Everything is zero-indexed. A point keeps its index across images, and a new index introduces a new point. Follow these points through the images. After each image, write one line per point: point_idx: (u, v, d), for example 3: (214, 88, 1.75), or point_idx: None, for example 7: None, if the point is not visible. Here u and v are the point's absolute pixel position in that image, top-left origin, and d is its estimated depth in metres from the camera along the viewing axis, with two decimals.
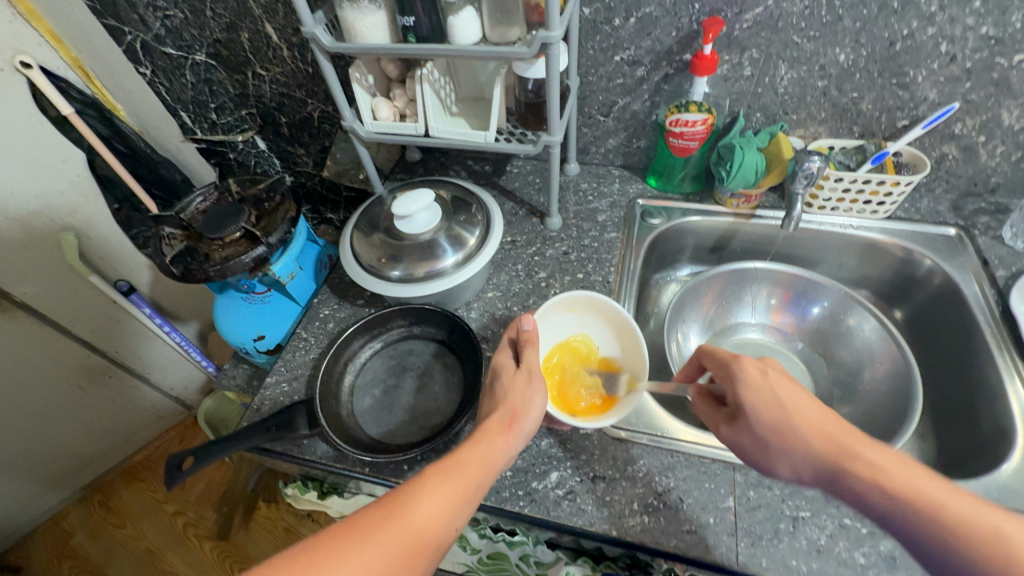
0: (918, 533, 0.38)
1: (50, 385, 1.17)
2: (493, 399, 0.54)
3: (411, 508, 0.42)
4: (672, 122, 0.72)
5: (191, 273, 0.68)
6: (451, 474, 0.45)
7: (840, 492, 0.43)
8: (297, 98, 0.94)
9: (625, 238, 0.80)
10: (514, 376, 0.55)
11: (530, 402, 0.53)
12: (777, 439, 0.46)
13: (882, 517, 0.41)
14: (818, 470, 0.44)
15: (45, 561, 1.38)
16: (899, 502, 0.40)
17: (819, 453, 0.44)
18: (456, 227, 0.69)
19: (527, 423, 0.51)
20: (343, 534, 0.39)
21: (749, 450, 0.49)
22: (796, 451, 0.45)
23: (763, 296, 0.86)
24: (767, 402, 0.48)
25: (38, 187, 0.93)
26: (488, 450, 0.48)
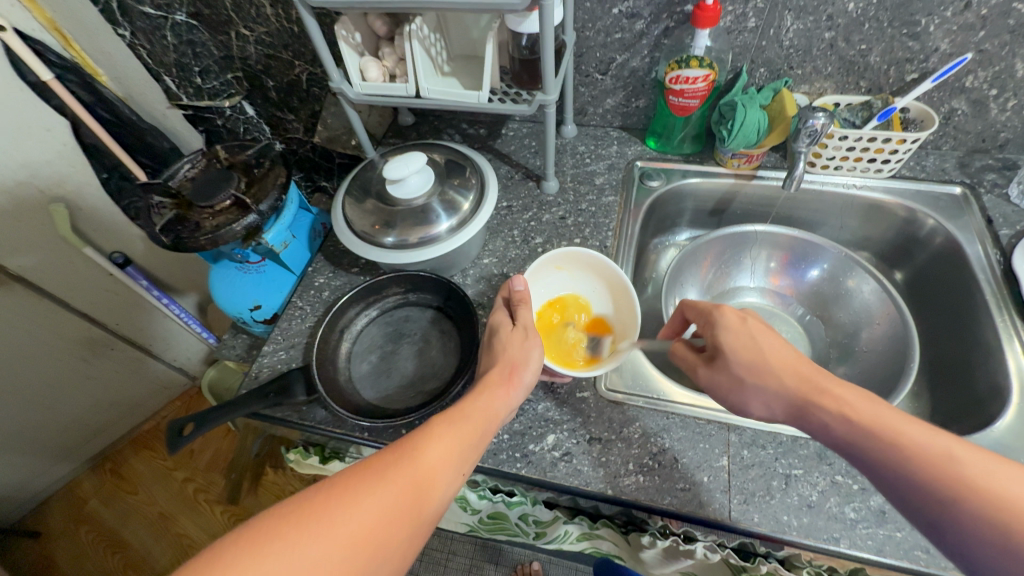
0: (877, 460, 0.40)
1: (53, 357, 1.18)
2: (491, 357, 0.55)
3: (422, 449, 0.42)
4: (672, 79, 0.69)
5: (182, 242, 0.67)
6: (458, 420, 0.46)
7: (808, 426, 0.45)
8: (284, 60, 0.90)
9: (623, 201, 0.79)
10: (511, 332, 0.56)
11: (529, 354, 0.54)
12: (753, 377, 0.48)
13: (845, 447, 0.43)
14: (789, 406, 0.47)
15: (62, 525, 1.43)
16: (861, 431, 0.41)
17: (790, 390, 0.46)
18: (449, 191, 0.67)
19: (527, 374, 0.53)
20: (359, 473, 0.39)
21: (723, 389, 0.51)
22: (769, 388, 0.47)
23: (762, 259, 0.85)
24: (744, 343, 0.50)
25: (22, 157, 0.91)
26: (489, 400, 0.49)
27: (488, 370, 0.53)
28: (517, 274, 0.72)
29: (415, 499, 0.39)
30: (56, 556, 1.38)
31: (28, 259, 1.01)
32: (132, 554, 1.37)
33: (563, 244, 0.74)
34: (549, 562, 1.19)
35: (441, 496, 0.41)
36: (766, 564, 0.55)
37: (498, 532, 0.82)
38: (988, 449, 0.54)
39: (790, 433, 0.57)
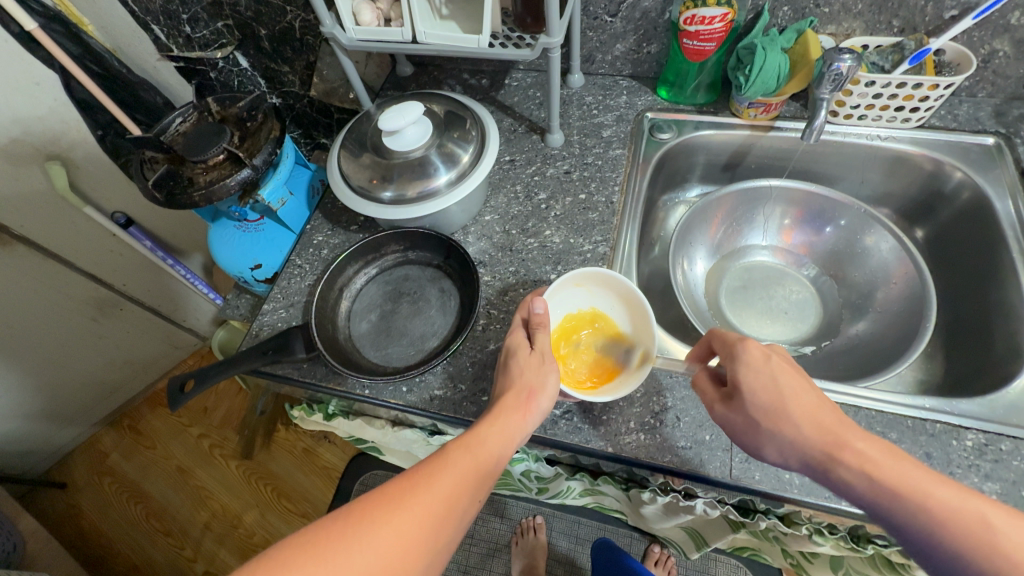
0: (907, 525, 0.38)
1: (63, 317, 1.19)
2: (506, 376, 0.51)
3: (436, 480, 0.41)
4: (687, 20, 0.64)
5: (176, 198, 0.65)
6: (474, 447, 0.43)
7: (828, 481, 0.42)
8: (275, 5, 0.85)
9: (632, 155, 0.75)
10: (528, 357, 0.51)
11: (546, 380, 0.50)
12: (770, 425, 0.44)
13: (871, 508, 0.40)
14: (809, 459, 0.43)
15: (86, 477, 1.49)
16: (891, 496, 0.39)
17: (812, 443, 0.42)
18: (448, 143, 0.64)
19: (544, 400, 0.49)
20: (372, 503, 0.38)
21: (738, 429, 0.47)
22: (787, 436, 0.43)
23: (775, 217, 0.81)
24: (763, 388, 0.45)
25: (13, 112, 0.89)
26: (506, 425, 0.46)
27: (502, 393, 0.49)
28: (519, 231, 0.70)
29: (430, 533, 0.38)
30: (82, 505, 1.45)
31: (29, 219, 1.01)
32: (153, 505, 1.43)
33: (568, 201, 0.71)
34: (551, 515, 1.22)
35: (456, 527, 0.40)
36: (765, 520, 0.56)
37: (501, 487, 0.84)
38: (1003, 410, 0.52)
39: None
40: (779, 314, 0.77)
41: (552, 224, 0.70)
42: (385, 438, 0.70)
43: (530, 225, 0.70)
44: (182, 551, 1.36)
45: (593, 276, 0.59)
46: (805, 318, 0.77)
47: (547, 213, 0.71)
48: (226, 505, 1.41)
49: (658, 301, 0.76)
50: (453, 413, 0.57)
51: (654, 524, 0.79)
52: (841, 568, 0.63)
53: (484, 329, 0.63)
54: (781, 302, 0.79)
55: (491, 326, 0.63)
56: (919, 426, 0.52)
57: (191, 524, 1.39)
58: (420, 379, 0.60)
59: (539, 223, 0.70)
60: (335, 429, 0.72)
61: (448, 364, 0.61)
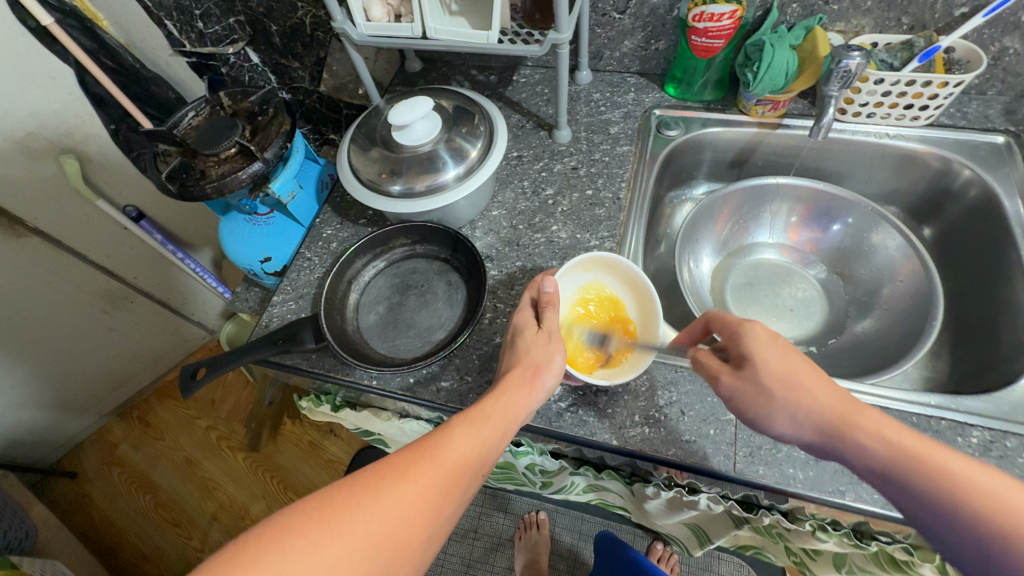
0: (923, 493, 0.37)
1: (75, 308, 1.21)
2: (511, 357, 0.52)
3: (443, 451, 0.41)
4: (695, 17, 0.65)
5: (188, 190, 0.66)
6: (480, 422, 0.44)
7: (841, 449, 0.42)
8: (286, 1, 0.86)
9: (639, 151, 0.75)
10: (535, 336, 0.53)
11: (552, 359, 0.51)
12: (782, 390, 0.44)
13: (885, 474, 0.39)
14: (821, 427, 0.43)
15: (96, 467, 1.51)
16: (905, 459, 0.39)
17: (826, 408, 0.43)
18: (457, 138, 0.65)
19: (550, 378, 0.50)
20: (378, 473, 0.39)
21: (747, 399, 0.46)
22: (801, 403, 0.43)
23: (782, 214, 0.81)
24: (775, 358, 0.46)
25: (29, 106, 0.90)
26: (511, 402, 0.47)
27: (508, 369, 0.50)
28: (526, 226, 0.70)
29: (435, 503, 0.39)
30: (92, 495, 1.47)
31: (43, 211, 1.02)
32: (161, 495, 1.45)
33: (575, 196, 0.72)
34: (555, 511, 1.23)
35: (459, 498, 0.41)
36: (769, 516, 0.56)
37: (506, 481, 0.84)
38: (1009, 407, 0.52)
39: None
40: (784, 311, 0.77)
41: (559, 219, 0.70)
42: (392, 431, 0.71)
43: (537, 220, 0.71)
44: (190, 541, 1.37)
45: (606, 261, 0.60)
46: (811, 315, 0.77)
47: (554, 208, 0.71)
48: (233, 497, 1.42)
49: (664, 298, 0.76)
50: (459, 405, 0.58)
51: (658, 521, 0.79)
52: (845, 565, 0.63)
53: (491, 323, 0.63)
54: (787, 299, 0.79)
55: (498, 319, 0.63)
56: (924, 422, 0.52)
57: (198, 515, 1.41)
58: (427, 371, 0.61)
59: (546, 219, 0.70)
60: (342, 421, 0.73)
61: (454, 356, 0.61)
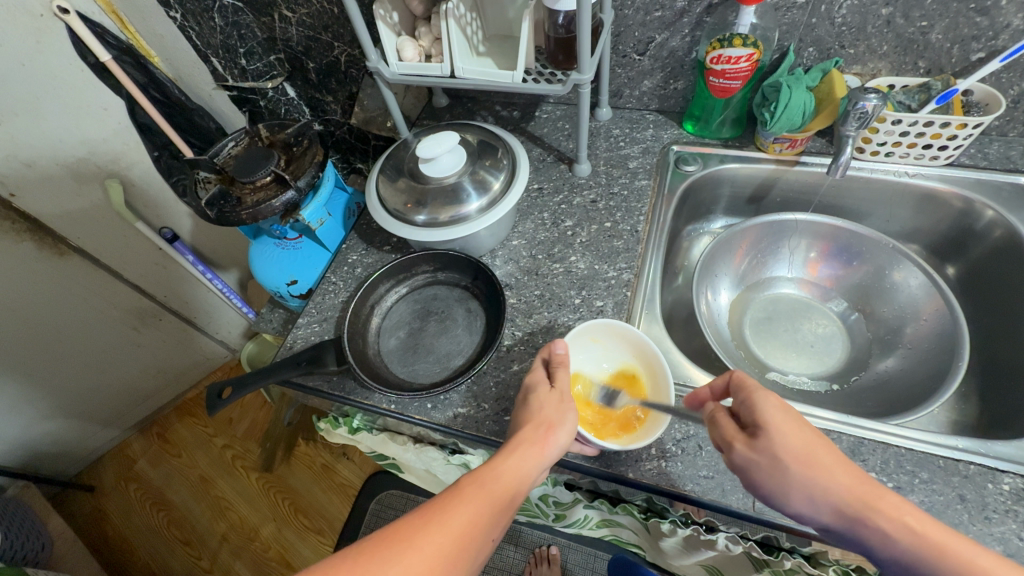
0: None
1: (107, 325, 1.26)
2: (523, 413, 0.52)
3: (450, 516, 0.42)
4: (713, 59, 0.68)
5: (225, 216, 0.71)
6: (489, 482, 0.44)
7: (860, 534, 0.40)
8: (324, 41, 0.93)
9: (657, 185, 0.77)
10: (547, 394, 0.53)
11: (565, 416, 0.51)
12: (798, 464, 0.43)
13: (911, 566, 0.38)
14: (840, 509, 0.41)
15: (113, 481, 1.54)
16: (934, 554, 0.37)
17: (847, 490, 0.41)
18: (481, 171, 0.68)
19: (563, 435, 0.49)
20: (388, 540, 0.39)
21: (761, 472, 0.44)
22: (819, 482, 0.42)
23: (801, 249, 0.81)
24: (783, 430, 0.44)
25: (82, 135, 0.98)
26: (522, 461, 0.47)
27: (521, 426, 0.51)
28: (545, 256, 0.72)
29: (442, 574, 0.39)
30: (108, 510, 1.49)
31: (85, 232, 1.09)
32: (175, 513, 1.46)
33: (594, 228, 0.73)
34: (567, 546, 1.20)
35: (468, 569, 0.41)
36: (790, 559, 0.55)
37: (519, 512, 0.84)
38: None
39: (823, 426, 0.54)
40: (805, 347, 0.77)
41: (578, 250, 0.72)
42: (407, 456, 0.72)
43: (556, 250, 0.72)
44: (199, 561, 1.38)
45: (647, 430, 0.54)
46: (832, 351, 0.76)
47: (573, 239, 0.73)
48: (245, 518, 1.43)
49: (681, 331, 0.76)
50: (476, 432, 0.58)
51: (672, 560, 0.77)
52: None
53: (509, 350, 0.64)
54: (807, 335, 0.78)
55: (516, 347, 0.64)
56: (952, 467, 0.51)
57: (209, 535, 1.42)
58: (445, 397, 0.61)
59: (565, 249, 0.72)
60: (358, 443, 0.75)
61: (472, 383, 0.62)
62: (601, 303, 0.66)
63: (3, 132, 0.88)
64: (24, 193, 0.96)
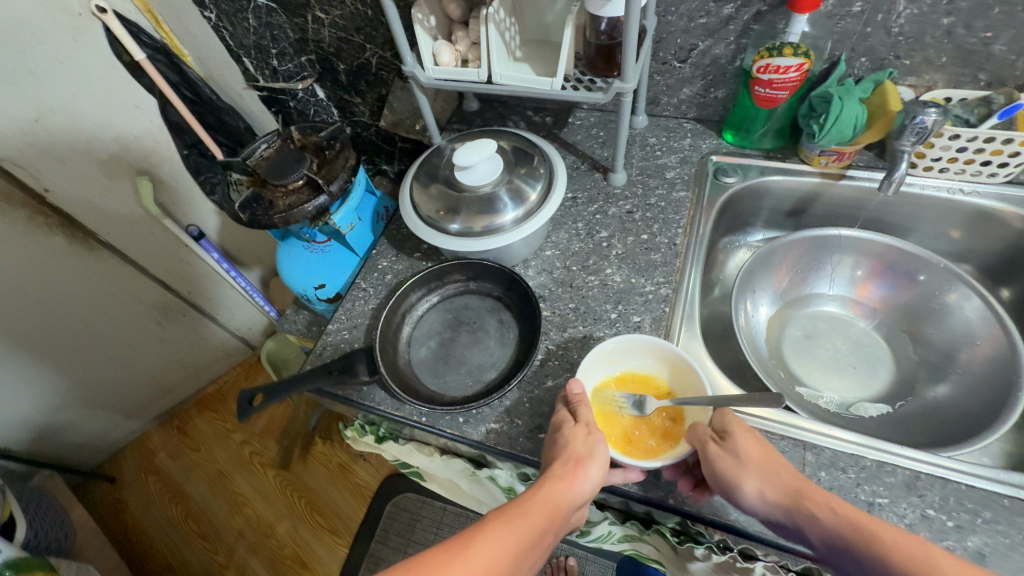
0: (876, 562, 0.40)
1: (132, 320, 1.27)
2: (553, 448, 0.51)
3: (475, 552, 0.40)
4: (761, 68, 0.66)
5: (258, 219, 0.70)
6: (514, 520, 0.43)
7: (799, 523, 0.45)
8: (356, 43, 0.92)
9: (696, 197, 0.75)
10: (572, 428, 0.51)
11: (595, 450, 0.49)
12: (760, 464, 0.48)
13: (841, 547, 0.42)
14: (778, 503, 0.47)
15: (134, 472, 1.56)
16: (855, 531, 0.42)
17: (781, 483, 0.47)
18: (517, 180, 0.66)
19: (594, 469, 0.47)
20: (408, 572, 0.38)
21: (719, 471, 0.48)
22: (762, 478, 0.47)
23: (846, 267, 0.78)
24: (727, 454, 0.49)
25: (114, 132, 0.99)
26: (549, 496, 0.45)
27: (547, 463, 0.49)
28: (580, 268, 0.70)
29: None
30: (128, 501, 1.51)
31: (115, 228, 1.10)
32: (193, 506, 1.48)
33: (630, 240, 0.72)
34: (585, 559, 1.18)
35: None
36: None
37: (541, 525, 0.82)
38: None
39: (876, 458, 0.52)
40: (846, 368, 0.73)
41: (614, 262, 0.70)
42: (433, 466, 0.72)
43: (591, 262, 0.71)
44: (216, 556, 1.40)
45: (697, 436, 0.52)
46: (877, 375, 0.73)
47: (608, 251, 0.71)
48: (261, 515, 1.44)
49: (717, 348, 0.74)
50: (508, 448, 0.57)
51: None
52: None
53: (543, 364, 0.62)
54: (849, 356, 0.75)
55: (550, 362, 0.62)
56: (1016, 506, 0.48)
57: (226, 531, 1.43)
58: (477, 412, 0.60)
59: (600, 261, 0.70)
60: (385, 453, 0.75)
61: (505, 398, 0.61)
62: (638, 319, 0.64)
63: (40, 129, 0.89)
64: (58, 188, 0.97)
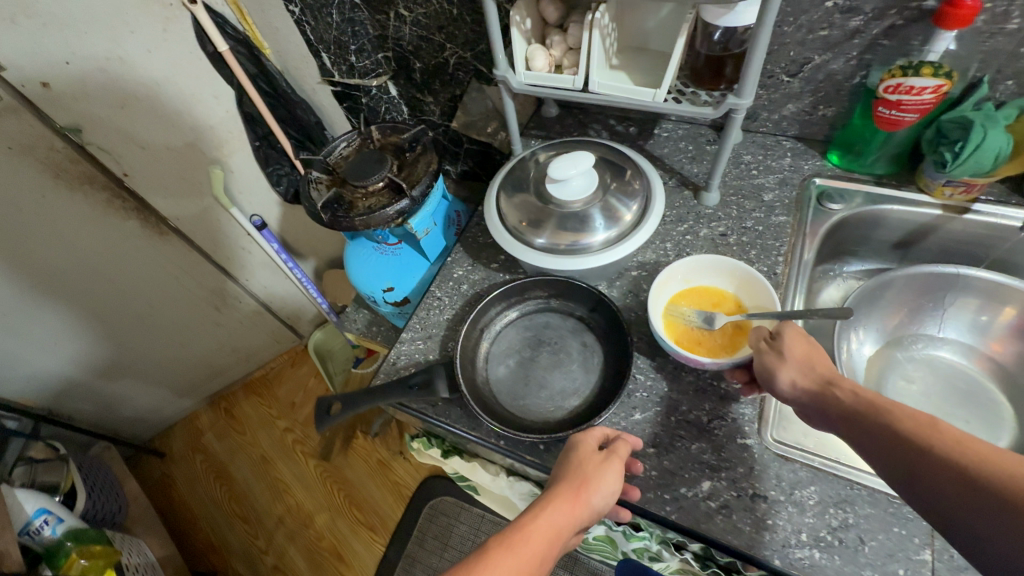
0: (882, 432, 0.40)
1: (192, 304, 1.30)
2: (558, 469, 0.48)
3: None
4: (889, 88, 0.60)
5: (339, 221, 0.69)
6: (520, 546, 0.40)
7: (823, 403, 0.45)
8: (436, 42, 0.90)
9: (797, 222, 0.69)
10: (586, 453, 0.48)
11: (606, 478, 0.46)
12: (800, 355, 0.48)
13: (857, 420, 0.42)
14: (809, 387, 0.47)
15: (182, 449, 1.60)
16: (873, 408, 0.41)
17: (817, 370, 0.47)
18: (611, 197, 0.62)
19: (600, 497, 0.45)
20: None
21: (761, 363, 0.51)
22: (798, 365, 0.48)
23: (972, 313, 0.70)
24: (773, 350, 0.50)
25: (192, 121, 1.00)
26: (554, 519, 0.42)
27: (551, 482, 0.46)
28: None
29: None
30: (176, 477, 1.56)
31: (185, 214, 1.12)
32: (236, 489, 1.51)
33: None
34: None
35: None
36: None
37: (594, 550, 0.79)
38: None
39: None
40: (957, 425, 0.66)
41: None
42: (495, 485, 0.70)
43: None
44: (256, 541, 1.42)
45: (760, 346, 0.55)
46: (995, 437, 0.65)
47: None
48: (301, 504, 1.45)
49: None
50: None
51: None
52: None
53: (630, 394, 0.59)
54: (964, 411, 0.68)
55: (638, 393, 0.59)
56: None
57: (267, 516, 1.45)
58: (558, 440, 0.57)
59: None
60: (448, 468, 0.73)
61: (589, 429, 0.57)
62: None
63: (124, 115, 0.91)
64: (136, 173, 0.99)
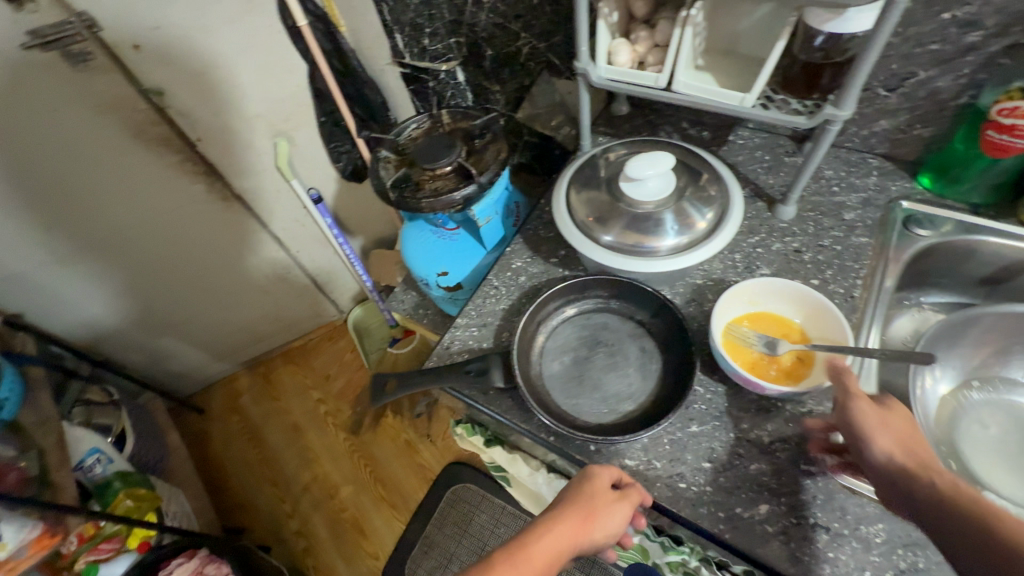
0: (974, 536, 0.37)
1: (244, 269, 1.34)
2: (568, 488, 0.49)
3: None
4: (999, 111, 0.56)
5: (405, 201, 0.70)
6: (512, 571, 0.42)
7: (909, 486, 0.42)
8: (511, 31, 0.90)
9: (878, 245, 0.66)
10: (602, 487, 0.48)
11: (613, 521, 0.47)
12: (897, 432, 0.45)
13: (943, 515, 0.39)
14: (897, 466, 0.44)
15: (220, 408, 1.66)
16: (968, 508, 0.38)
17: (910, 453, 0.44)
18: (685, 203, 0.61)
19: (599, 536, 0.46)
20: None
21: (848, 424, 0.47)
22: (890, 442, 0.45)
23: None
24: (875, 413, 0.47)
25: (265, 92, 1.03)
26: (550, 551, 0.44)
27: (560, 506, 0.47)
28: None
29: None
30: (212, 433, 1.62)
31: (249, 182, 1.15)
32: (268, 452, 1.56)
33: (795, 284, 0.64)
34: None
35: None
36: None
37: None
38: None
39: None
40: None
41: None
42: (532, 481, 0.70)
43: None
44: (283, 504, 1.47)
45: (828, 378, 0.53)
46: None
47: None
48: (329, 474, 1.49)
49: None
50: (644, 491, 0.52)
51: None
52: None
53: (688, 405, 0.57)
54: None
55: (696, 405, 0.57)
56: None
57: (294, 482, 1.50)
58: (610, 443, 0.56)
59: None
60: (488, 458, 0.72)
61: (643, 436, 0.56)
62: None
63: (204, 82, 0.94)
64: (209, 139, 1.03)
